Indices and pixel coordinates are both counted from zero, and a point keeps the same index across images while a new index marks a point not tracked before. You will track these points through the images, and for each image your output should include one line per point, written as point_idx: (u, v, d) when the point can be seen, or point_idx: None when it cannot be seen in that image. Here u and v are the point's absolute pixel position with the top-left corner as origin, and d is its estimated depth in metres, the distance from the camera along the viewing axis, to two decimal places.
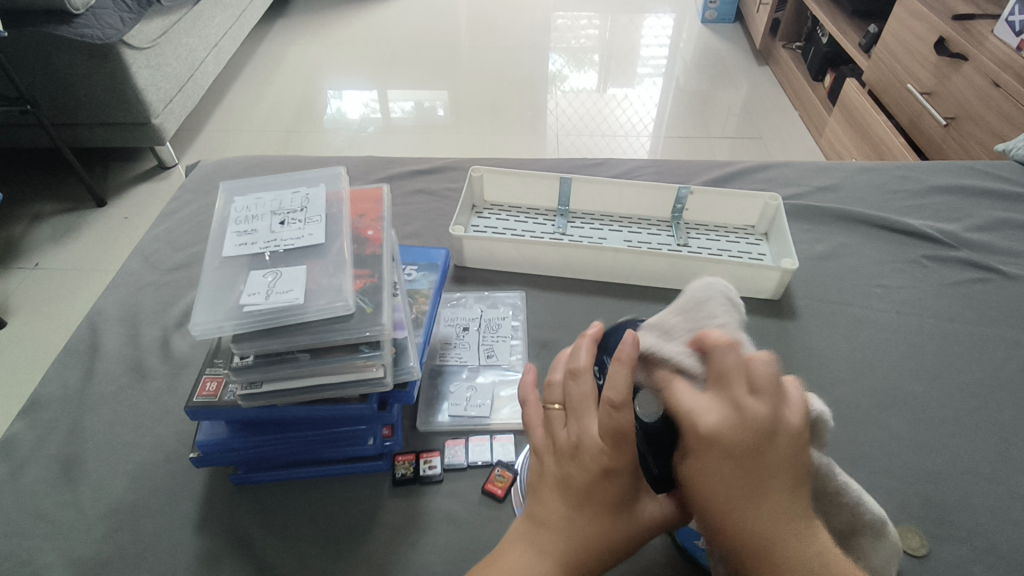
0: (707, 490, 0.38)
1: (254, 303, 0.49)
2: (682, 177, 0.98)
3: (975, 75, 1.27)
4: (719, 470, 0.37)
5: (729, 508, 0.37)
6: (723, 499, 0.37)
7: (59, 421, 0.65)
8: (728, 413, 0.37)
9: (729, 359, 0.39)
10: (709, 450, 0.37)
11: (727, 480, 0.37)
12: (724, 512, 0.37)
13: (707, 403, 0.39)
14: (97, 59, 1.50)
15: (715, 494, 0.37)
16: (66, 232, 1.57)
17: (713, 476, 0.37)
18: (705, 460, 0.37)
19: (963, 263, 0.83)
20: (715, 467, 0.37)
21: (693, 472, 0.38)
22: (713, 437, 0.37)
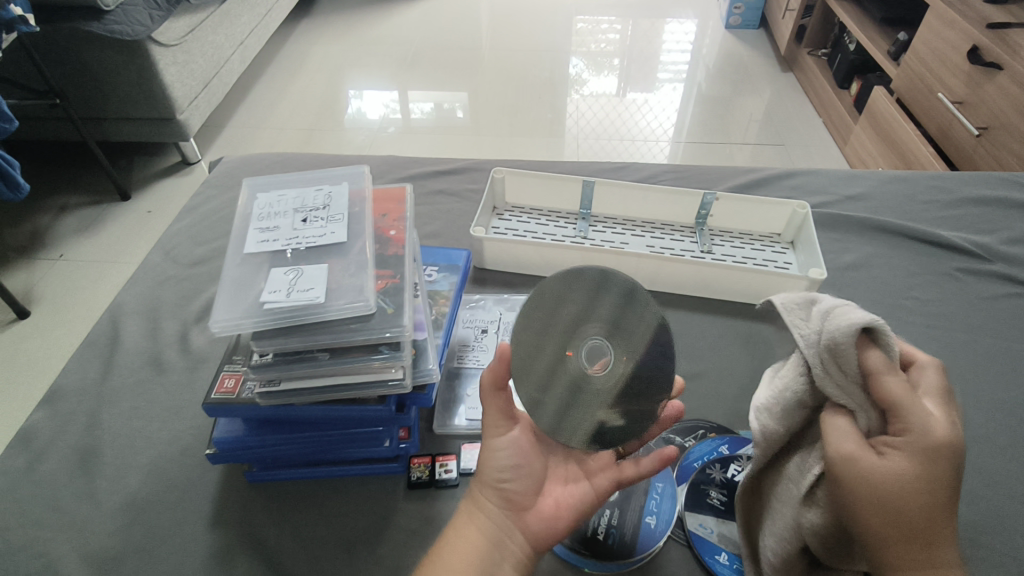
0: (912, 481, 0.38)
1: (275, 300, 0.48)
2: (706, 183, 0.96)
3: (1009, 85, 1.23)
4: (936, 471, 0.38)
5: (929, 505, 0.38)
6: (929, 495, 0.38)
7: (78, 413, 0.65)
8: (951, 425, 0.39)
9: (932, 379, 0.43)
10: (941, 454, 0.38)
11: (931, 483, 0.38)
12: (922, 505, 0.38)
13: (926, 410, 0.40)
14: (125, 55, 1.52)
15: (919, 488, 0.38)
16: (90, 225, 1.59)
17: (923, 476, 0.38)
18: (928, 462, 0.38)
19: (997, 276, 0.81)
20: (926, 468, 0.38)
21: (900, 467, 0.39)
22: (943, 446, 0.38)
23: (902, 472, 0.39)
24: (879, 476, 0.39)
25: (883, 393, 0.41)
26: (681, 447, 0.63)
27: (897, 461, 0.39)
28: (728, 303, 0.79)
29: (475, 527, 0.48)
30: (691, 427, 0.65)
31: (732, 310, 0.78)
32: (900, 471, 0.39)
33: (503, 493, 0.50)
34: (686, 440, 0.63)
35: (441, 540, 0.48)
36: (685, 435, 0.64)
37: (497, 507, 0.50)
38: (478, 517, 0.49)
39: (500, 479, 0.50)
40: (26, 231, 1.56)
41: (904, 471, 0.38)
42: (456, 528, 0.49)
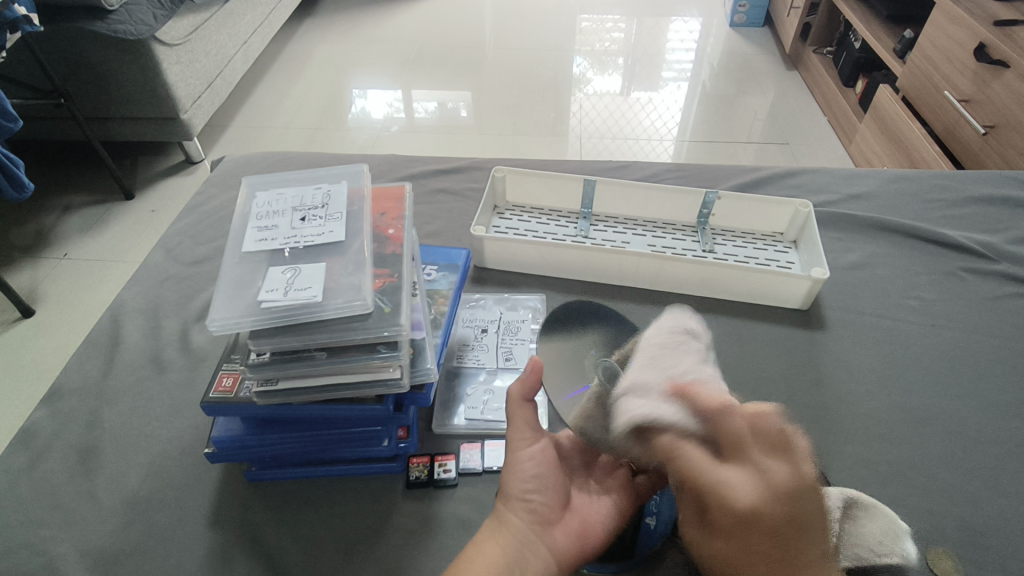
0: (750, 510, 0.38)
1: (272, 299, 0.48)
2: (709, 182, 0.95)
3: (1016, 82, 1.22)
4: (780, 499, 0.38)
5: (771, 536, 0.38)
6: (776, 523, 0.38)
7: (79, 411, 0.65)
8: (747, 483, 0.39)
9: (736, 429, 0.41)
10: (744, 526, 0.38)
11: (777, 511, 0.38)
12: (765, 534, 0.38)
13: (763, 442, 0.41)
14: (129, 55, 1.52)
15: (759, 516, 0.38)
16: (94, 224, 1.60)
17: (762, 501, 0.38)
18: (768, 490, 0.38)
19: (1002, 276, 0.80)
20: (742, 543, 0.38)
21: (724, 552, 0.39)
22: (750, 518, 0.38)
23: (741, 503, 0.38)
24: (720, 503, 0.39)
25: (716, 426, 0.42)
26: None
27: (735, 485, 0.39)
28: (730, 303, 0.78)
29: (499, 538, 0.49)
30: None
31: (733, 309, 0.77)
32: (739, 499, 0.38)
33: (528, 506, 0.51)
34: None
35: (464, 555, 0.49)
36: None
37: (523, 519, 0.50)
38: (503, 532, 0.50)
39: (525, 490, 0.51)
40: (30, 230, 1.56)
41: (744, 500, 0.38)
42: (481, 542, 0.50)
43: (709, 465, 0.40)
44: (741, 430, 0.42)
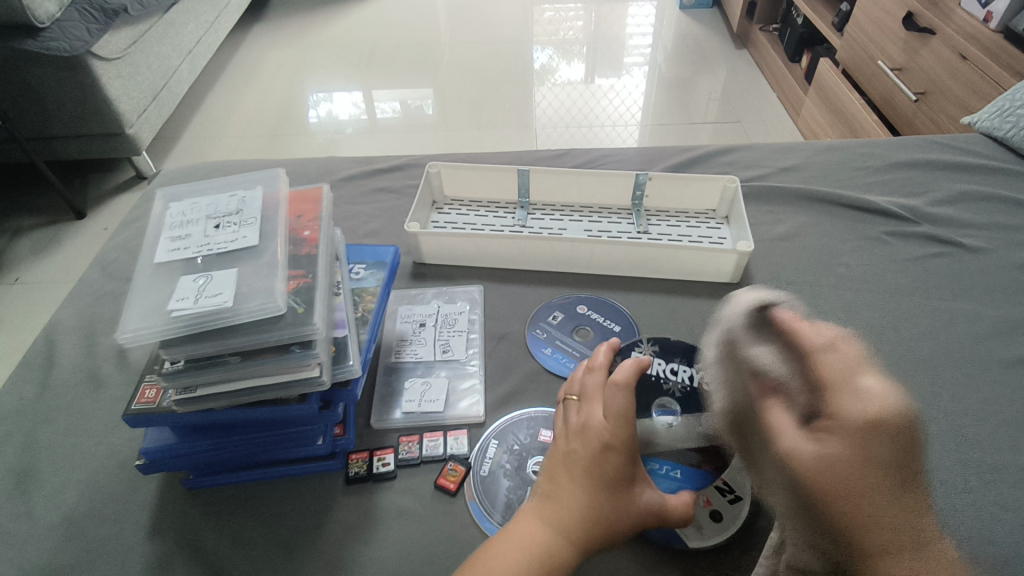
0: (863, 468, 0.30)
1: (182, 308, 0.48)
2: (645, 164, 0.97)
3: (943, 50, 1.26)
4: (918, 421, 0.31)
5: (914, 444, 0.30)
6: (910, 437, 0.30)
7: (14, 434, 0.65)
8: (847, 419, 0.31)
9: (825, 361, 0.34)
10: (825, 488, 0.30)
11: (914, 430, 0.30)
12: (875, 493, 0.29)
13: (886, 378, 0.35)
14: (66, 72, 1.49)
15: (868, 477, 0.29)
16: (45, 246, 1.57)
17: (865, 466, 0.30)
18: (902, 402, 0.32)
19: (924, 237, 0.83)
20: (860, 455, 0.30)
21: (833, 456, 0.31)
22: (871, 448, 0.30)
23: (886, 404, 0.31)
24: (867, 404, 0.31)
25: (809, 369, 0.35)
26: None
27: (831, 359, 0.34)
28: (664, 281, 0.80)
29: (547, 510, 0.49)
30: None
31: (667, 288, 0.79)
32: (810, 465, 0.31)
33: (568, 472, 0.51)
34: None
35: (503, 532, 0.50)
36: None
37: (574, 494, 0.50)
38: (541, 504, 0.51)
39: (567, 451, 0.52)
40: None
41: (884, 406, 0.31)
42: (521, 527, 0.49)
43: (850, 370, 0.33)
44: (851, 360, 0.35)
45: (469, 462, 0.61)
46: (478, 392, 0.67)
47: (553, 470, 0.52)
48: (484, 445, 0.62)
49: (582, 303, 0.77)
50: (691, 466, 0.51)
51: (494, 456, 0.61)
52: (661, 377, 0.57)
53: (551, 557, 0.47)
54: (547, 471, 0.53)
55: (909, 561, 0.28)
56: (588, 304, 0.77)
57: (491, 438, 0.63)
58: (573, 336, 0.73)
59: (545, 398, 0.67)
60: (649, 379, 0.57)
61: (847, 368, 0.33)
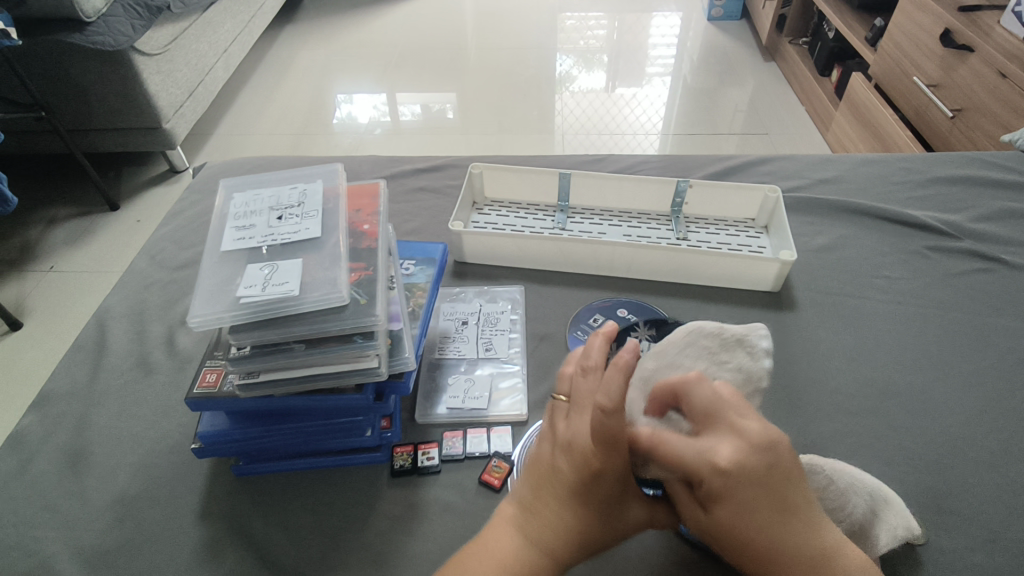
0: (748, 518, 0.41)
1: (250, 294, 0.49)
2: (683, 172, 0.98)
3: (981, 66, 1.25)
4: (761, 458, 0.41)
5: (774, 473, 0.41)
6: (759, 474, 0.41)
7: (67, 416, 0.67)
8: (736, 451, 0.41)
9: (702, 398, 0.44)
10: (730, 504, 0.41)
11: (764, 464, 0.41)
12: (767, 530, 0.41)
13: (735, 406, 0.43)
14: (109, 66, 1.53)
15: (746, 511, 0.41)
16: (79, 236, 1.61)
17: (740, 506, 0.41)
18: (748, 447, 0.41)
19: (966, 253, 0.83)
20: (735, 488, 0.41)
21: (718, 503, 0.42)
22: (732, 470, 0.41)
23: (727, 465, 0.41)
24: (708, 471, 0.41)
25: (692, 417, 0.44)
26: None
27: (676, 444, 0.43)
28: (704, 288, 0.80)
29: (531, 529, 0.46)
30: None
31: (706, 295, 0.80)
32: (722, 463, 0.41)
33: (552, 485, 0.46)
34: None
35: (478, 537, 0.48)
36: None
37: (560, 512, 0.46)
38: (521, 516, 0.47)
39: (554, 465, 0.47)
40: (16, 244, 1.57)
41: (727, 464, 0.41)
42: (501, 542, 0.46)
43: (689, 443, 0.42)
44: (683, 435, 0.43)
45: (512, 459, 0.62)
46: (519, 390, 0.68)
47: (537, 484, 0.47)
48: (527, 443, 0.63)
49: (623, 307, 0.77)
50: None
51: None
52: None
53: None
54: (529, 480, 0.48)
55: (797, 558, 0.41)
56: (629, 307, 0.77)
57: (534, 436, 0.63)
58: None
59: None
60: None
61: (686, 444, 0.42)
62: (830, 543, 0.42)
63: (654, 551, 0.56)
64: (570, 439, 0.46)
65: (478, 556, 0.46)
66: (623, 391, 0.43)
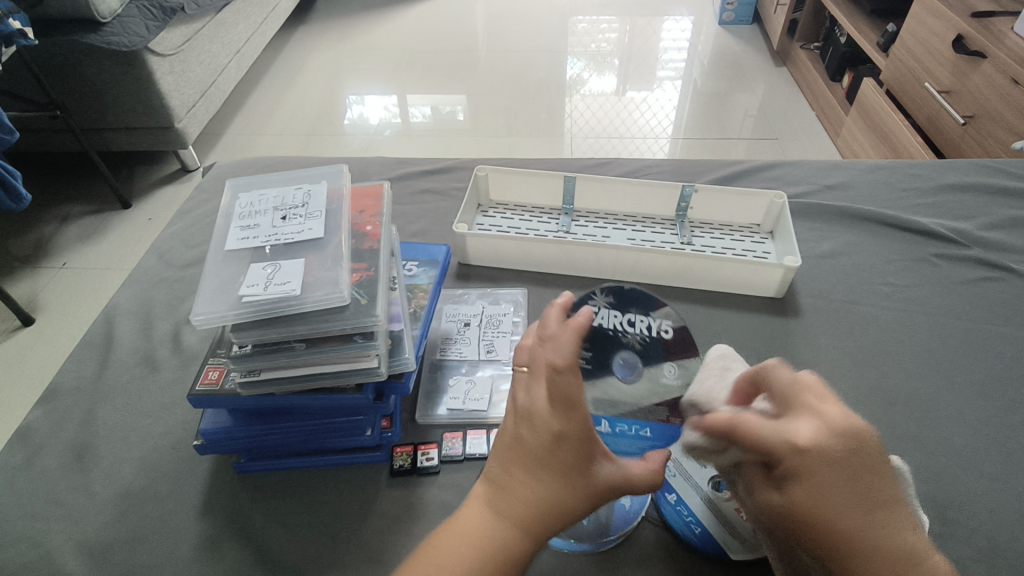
0: (822, 497, 0.39)
1: (253, 294, 0.50)
2: (689, 177, 0.97)
3: (994, 73, 1.24)
4: (841, 436, 0.40)
5: (860, 455, 0.40)
6: (843, 455, 0.40)
7: (73, 411, 0.67)
8: (822, 428, 0.41)
9: (784, 379, 0.44)
10: (813, 478, 0.40)
11: (846, 446, 0.40)
12: (847, 513, 0.39)
13: (815, 391, 0.44)
14: (123, 66, 1.55)
15: (831, 490, 0.39)
16: (91, 233, 1.63)
17: (825, 485, 0.39)
18: (829, 428, 0.41)
19: (974, 261, 0.82)
20: (820, 463, 0.40)
21: (798, 487, 0.40)
22: (818, 448, 0.40)
23: (807, 442, 0.40)
24: (788, 447, 0.40)
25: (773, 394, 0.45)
26: None
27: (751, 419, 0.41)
28: (707, 293, 0.80)
29: (502, 505, 0.44)
30: None
31: (710, 300, 0.79)
32: (803, 438, 0.40)
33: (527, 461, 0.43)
34: None
35: (450, 521, 0.46)
36: None
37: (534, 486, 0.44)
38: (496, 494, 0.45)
39: (519, 439, 0.44)
40: (30, 241, 1.59)
41: (808, 438, 0.40)
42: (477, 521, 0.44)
43: (769, 419, 0.41)
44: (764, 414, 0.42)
45: None
46: None
47: (505, 459, 0.45)
48: None
49: None
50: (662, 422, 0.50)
51: None
52: (617, 329, 0.55)
53: (510, 557, 0.43)
54: (497, 456, 0.46)
55: (887, 544, 0.39)
56: None
57: None
58: None
59: None
60: (605, 332, 0.55)
61: (766, 420, 0.41)
62: (918, 541, 0.40)
63: (653, 557, 0.56)
64: (529, 406, 0.43)
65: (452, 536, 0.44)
66: (576, 351, 0.43)
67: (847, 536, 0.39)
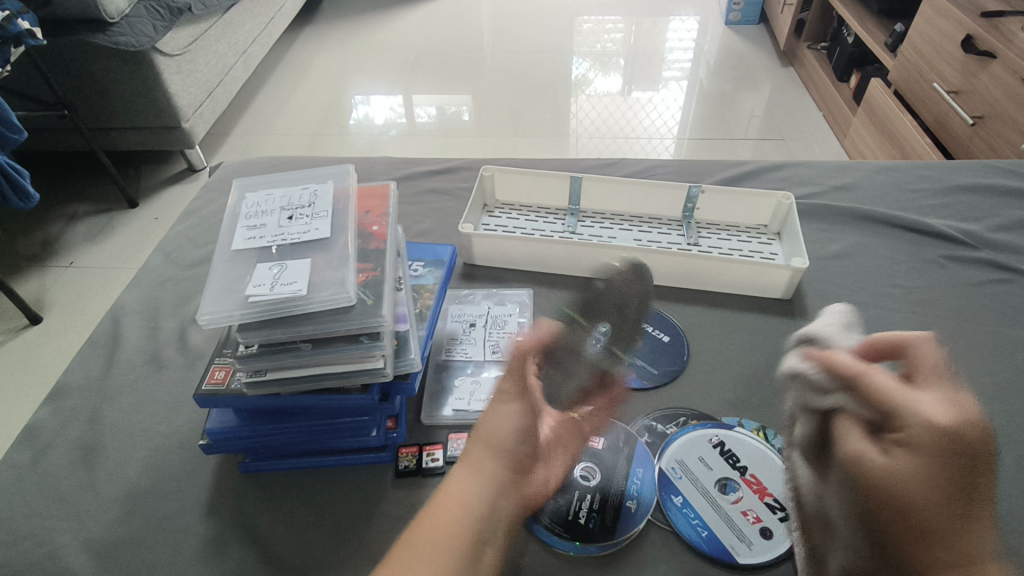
0: (919, 464, 0.39)
1: (259, 294, 0.50)
2: (695, 177, 0.97)
3: (1003, 73, 1.23)
4: (972, 421, 0.40)
5: (976, 444, 0.39)
6: (960, 438, 0.39)
7: (80, 410, 0.68)
8: (950, 410, 0.41)
9: (928, 359, 0.45)
10: (922, 448, 0.39)
11: (964, 431, 0.40)
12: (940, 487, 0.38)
13: (946, 380, 0.44)
14: (131, 66, 1.56)
15: (936, 466, 0.39)
16: (99, 233, 1.63)
17: (931, 459, 0.39)
18: (959, 411, 0.41)
19: (984, 263, 0.81)
20: (937, 436, 0.39)
21: (900, 458, 0.40)
22: (945, 425, 0.40)
23: (940, 417, 0.40)
24: (920, 419, 0.40)
25: (915, 370, 0.45)
26: (662, 433, 0.64)
27: (880, 384, 0.43)
28: (714, 294, 0.80)
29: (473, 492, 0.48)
30: (673, 414, 0.66)
31: (717, 301, 0.79)
32: (936, 414, 0.40)
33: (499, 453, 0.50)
34: (667, 428, 0.65)
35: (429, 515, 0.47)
36: (667, 422, 0.65)
37: (500, 467, 0.50)
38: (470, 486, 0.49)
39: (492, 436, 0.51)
40: (38, 240, 1.60)
41: (944, 417, 0.40)
42: (458, 488, 0.48)
43: (904, 390, 0.43)
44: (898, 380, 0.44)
45: None
46: None
47: (477, 455, 0.50)
48: None
49: None
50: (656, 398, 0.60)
51: None
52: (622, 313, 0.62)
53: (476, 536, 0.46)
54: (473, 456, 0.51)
55: (972, 534, 0.37)
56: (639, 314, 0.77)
57: None
58: None
59: None
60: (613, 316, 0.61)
61: (899, 388, 0.43)
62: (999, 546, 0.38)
63: (659, 558, 0.56)
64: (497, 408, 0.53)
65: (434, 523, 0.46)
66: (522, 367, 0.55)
67: (937, 515, 0.38)
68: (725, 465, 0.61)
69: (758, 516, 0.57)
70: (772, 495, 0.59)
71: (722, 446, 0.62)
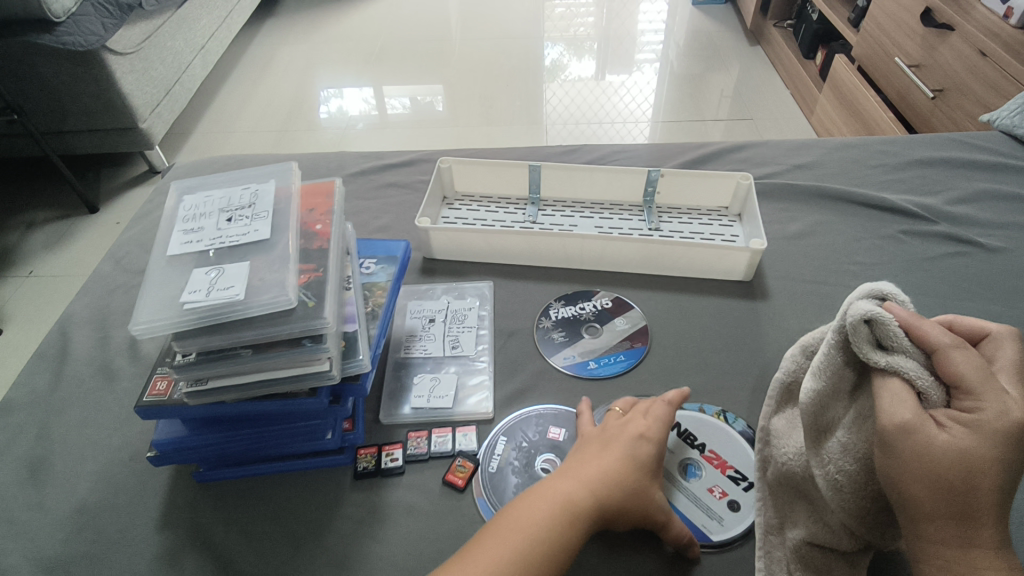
0: (985, 460, 0.35)
1: (194, 300, 0.49)
2: (657, 161, 0.96)
3: (962, 46, 1.24)
4: None
5: None
6: None
7: (27, 426, 0.66)
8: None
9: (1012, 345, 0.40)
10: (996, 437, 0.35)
11: None
12: (998, 491, 0.35)
13: None
14: (80, 66, 1.50)
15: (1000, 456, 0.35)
16: (59, 239, 1.59)
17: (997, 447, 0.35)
18: None
19: (941, 237, 0.82)
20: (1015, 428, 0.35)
21: (961, 440, 0.36)
22: None
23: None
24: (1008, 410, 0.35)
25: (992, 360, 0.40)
26: None
27: (965, 364, 0.37)
28: (675, 279, 0.79)
29: (560, 491, 0.48)
30: None
31: (678, 285, 0.79)
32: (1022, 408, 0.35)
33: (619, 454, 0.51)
34: None
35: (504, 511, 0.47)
36: None
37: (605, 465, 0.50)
38: (567, 482, 0.49)
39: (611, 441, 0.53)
40: None
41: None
42: (544, 490, 0.48)
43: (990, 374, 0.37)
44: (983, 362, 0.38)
45: (478, 458, 0.61)
46: (486, 387, 0.67)
47: (586, 455, 0.52)
48: (493, 442, 0.62)
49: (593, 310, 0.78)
50: (628, 348, 0.71)
51: (502, 453, 0.61)
52: (575, 314, 0.75)
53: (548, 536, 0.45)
54: (575, 455, 0.52)
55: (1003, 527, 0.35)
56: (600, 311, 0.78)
57: (500, 437, 0.62)
58: (582, 334, 0.73)
59: (553, 395, 0.67)
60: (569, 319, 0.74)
61: (983, 371, 0.37)
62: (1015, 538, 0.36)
63: None
64: (622, 424, 0.55)
65: (505, 523, 0.46)
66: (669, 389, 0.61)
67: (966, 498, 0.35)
68: (684, 445, 0.61)
69: (724, 491, 0.58)
70: (734, 467, 0.59)
71: (679, 428, 0.62)
